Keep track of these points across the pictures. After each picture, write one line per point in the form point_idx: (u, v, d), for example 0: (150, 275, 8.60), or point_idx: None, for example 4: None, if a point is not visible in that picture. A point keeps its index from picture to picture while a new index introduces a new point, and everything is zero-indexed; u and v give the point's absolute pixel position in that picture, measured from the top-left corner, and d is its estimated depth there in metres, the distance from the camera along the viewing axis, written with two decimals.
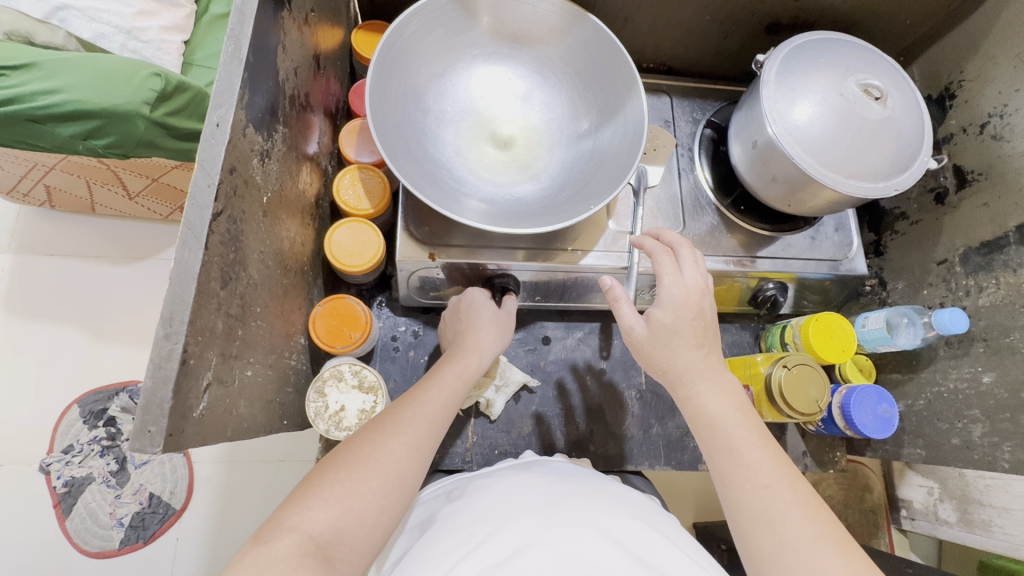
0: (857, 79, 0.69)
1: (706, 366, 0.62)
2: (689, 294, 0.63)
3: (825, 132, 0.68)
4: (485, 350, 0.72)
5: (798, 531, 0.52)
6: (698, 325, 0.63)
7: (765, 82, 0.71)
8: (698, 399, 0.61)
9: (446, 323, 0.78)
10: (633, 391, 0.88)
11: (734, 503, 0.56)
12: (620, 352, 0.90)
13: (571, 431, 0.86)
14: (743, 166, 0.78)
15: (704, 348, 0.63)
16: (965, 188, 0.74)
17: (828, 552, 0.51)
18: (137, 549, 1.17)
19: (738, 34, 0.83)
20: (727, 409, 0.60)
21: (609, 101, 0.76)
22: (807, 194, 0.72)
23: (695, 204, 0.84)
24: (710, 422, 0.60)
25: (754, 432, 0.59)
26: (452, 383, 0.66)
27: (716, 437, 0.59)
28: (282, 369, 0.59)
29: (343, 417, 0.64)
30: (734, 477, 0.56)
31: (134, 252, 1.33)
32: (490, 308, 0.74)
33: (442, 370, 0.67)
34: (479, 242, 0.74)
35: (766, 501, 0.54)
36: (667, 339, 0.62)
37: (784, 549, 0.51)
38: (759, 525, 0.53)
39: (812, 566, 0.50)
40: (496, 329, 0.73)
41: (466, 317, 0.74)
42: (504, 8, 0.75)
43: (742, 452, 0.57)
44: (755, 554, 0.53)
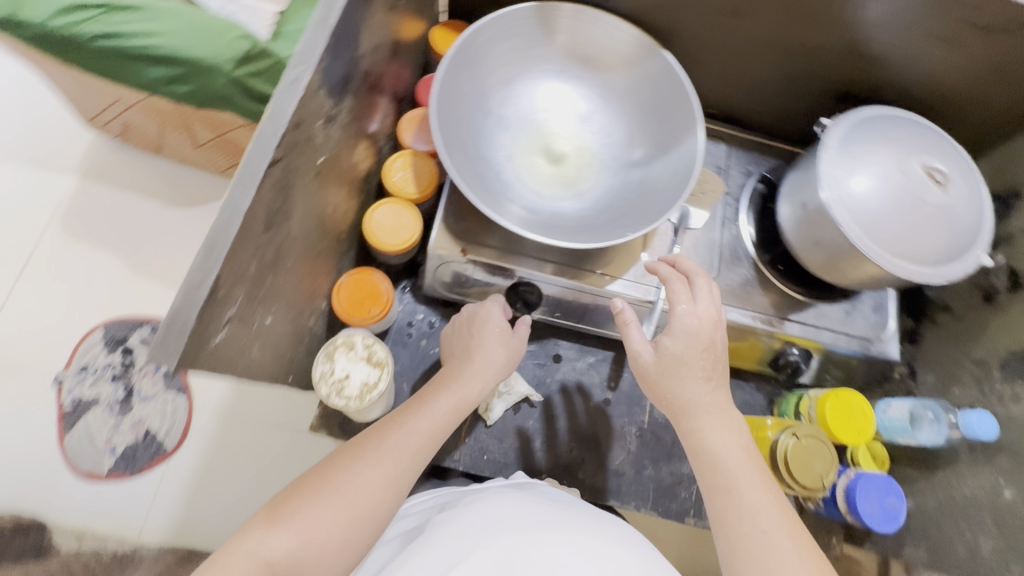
0: (921, 160, 0.68)
1: (711, 401, 0.61)
2: (700, 324, 0.62)
3: (876, 207, 0.67)
4: (488, 372, 0.72)
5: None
6: (707, 357, 0.62)
7: (826, 145, 0.71)
8: (702, 434, 0.60)
9: (453, 331, 0.78)
10: (633, 427, 0.87)
11: (726, 541, 0.54)
12: (628, 386, 0.88)
13: (564, 454, 0.84)
14: (790, 226, 0.77)
15: (712, 382, 0.62)
16: (1016, 291, 0.71)
17: None
18: (123, 480, 1.20)
19: (808, 97, 0.83)
20: (729, 444, 0.59)
21: (666, 136, 0.77)
22: (849, 265, 0.71)
23: (733, 254, 0.83)
24: (711, 456, 0.59)
25: (758, 474, 0.57)
26: (444, 411, 0.66)
27: (716, 474, 0.58)
28: (299, 327, 0.61)
29: (345, 385, 0.63)
30: (730, 516, 0.55)
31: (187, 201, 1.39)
32: (499, 325, 0.75)
33: (438, 396, 0.68)
34: (512, 247, 0.75)
35: (765, 548, 0.52)
36: (671, 368, 0.61)
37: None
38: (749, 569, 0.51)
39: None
40: (501, 348, 0.74)
41: (477, 332, 0.74)
42: (582, 29, 0.77)
43: (742, 493, 0.55)
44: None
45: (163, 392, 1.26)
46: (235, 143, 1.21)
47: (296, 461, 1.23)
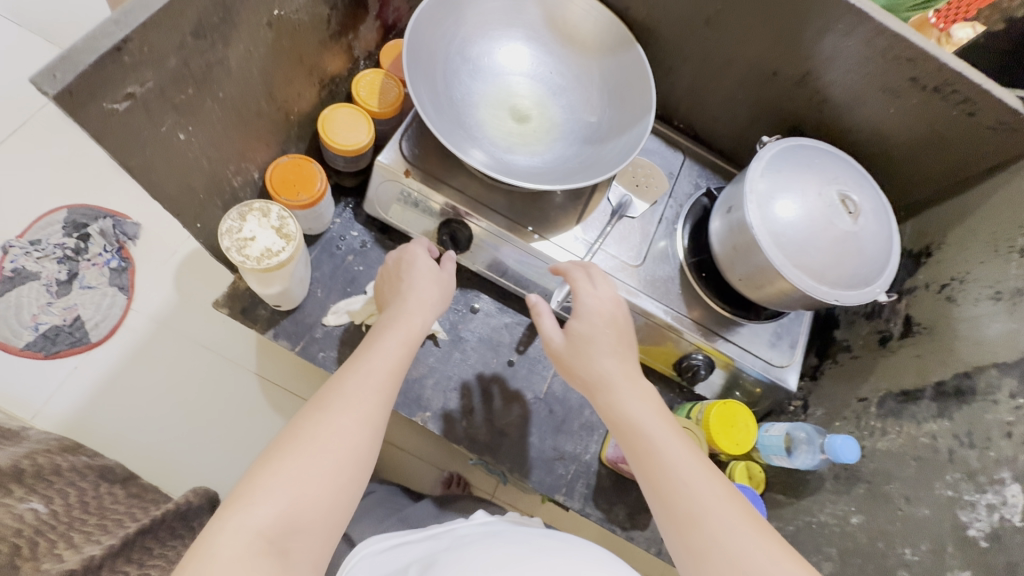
0: (840, 189, 0.72)
1: (623, 371, 0.64)
2: (602, 307, 0.67)
3: (790, 220, 0.71)
4: (425, 308, 0.70)
5: (724, 522, 0.52)
6: (614, 332, 0.66)
7: (759, 158, 0.75)
8: (618, 404, 0.62)
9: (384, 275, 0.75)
10: (529, 395, 0.87)
11: (660, 504, 0.55)
12: (535, 352, 0.89)
13: (454, 401, 0.84)
14: (718, 231, 0.80)
15: (620, 355, 0.65)
16: (906, 337, 0.74)
17: (757, 541, 0.51)
18: (35, 359, 1.18)
19: (763, 127, 0.88)
20: (638, 407, 0.61)
21: (623, 122, 0.81)
22: (759, 273, 0.74)
23: (662, 252, 0.86)
24: (627, 423, 0.61)
25: (675, 431, 0.60)
26: (395, 351, 0.64)
27: (635, 441, 0.59)
28: (217, 175, 0.63)
29: (248, 246, 0.64)
30: (653, 477, 0.57)
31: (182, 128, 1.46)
32: (425, 273, 0.73)
33: (386, 336, 0.66)
34: (454, 183, 0.80)
35: (692, 497, 0.54)
36: (581, 346, 0.66)
37: (707, 543, 0.51)
38: (684, 520, 0.53)
39: (738, 550, 0.50)
40: (434, 286, 0.72)
41: (406, 278, 0.73)
42: (571, 8, 0.83)
43: (663, 452, 0.57)
44: (686, 552, 0.53)
45: (106, 285, 1.26)
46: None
47: (214, 377, 1.23)
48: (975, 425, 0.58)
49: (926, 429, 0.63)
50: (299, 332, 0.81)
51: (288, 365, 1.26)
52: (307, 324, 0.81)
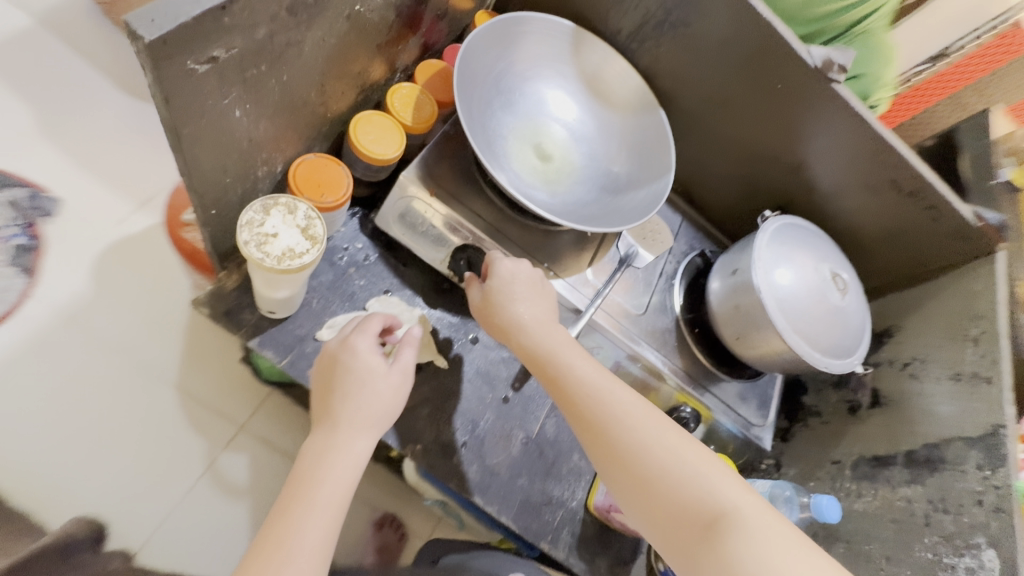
0: (831, 267, 0.80)
1: (534, 317, 0.76)
2: (515, 267, 0.78)
3: (792, 289, 0.77)
4: (379, 401, 0.66)
5: (631, 417, 0.69)
6: (528, 283, 0.78)
7: (764, 229, 0.81)
8: (529, 342, 0.74)
9: (326, 359, 0.68)
10: (522, 434, 0.84)
11: (580, 423, 0.70)
12: (530, 391, 0.87)
13: (446, 434, 0.79)
14: (719, 291, 0.84)
15: (530, 301, 0.77)
16: (874, 407, 0.82)
17: (661, 430, 0.67)
18: None
19: (755, 202, 0.97)
20: (544, 338, 0.74)
21: (643, 178, 0.85)
22: (757, 335, 0.79)
23: (661, 304, 0.90)
24: (539, 355, 0.73)
25: (578, 354, 0.75)
26: (347, 456, 0.63)
27: (547, 370, 0.73)
28: (247, 162, 0.57)
29: (269, 242, 0.58)
30: (568, 399, 0.71)
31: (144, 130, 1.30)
32: (373, 381, 0.66)
33: (336, 437, 0.64)
34: (477, 208, 0.82)
35: (602, 407, 0.69)
36: (496, 298, 0.76)
37: (614, 444, 0.67)
38: (598, 431, 0.68)
39: (643, 447, 0.66)
40: (384, 396, 0.67)
41: (349, 384, 0.66)
42: (605, 66, 0.87)
43: (573, 375, 0.72)
44: (604, 458, 0.68)
45: None
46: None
47: None
48: (947, 492, 0.65)
49: (901, 493, 0.70)
50: (288, 344, 0.73)
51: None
52: (298, 336, 0.74)
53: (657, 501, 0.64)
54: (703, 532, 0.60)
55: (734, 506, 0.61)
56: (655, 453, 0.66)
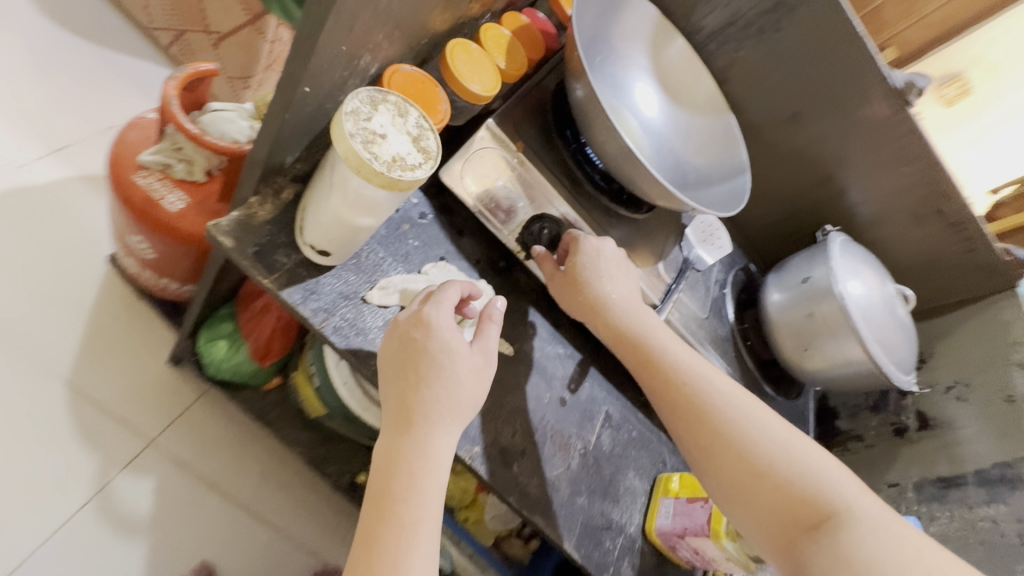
0: (895, 286, 0.80)
1: (624, 296, 0.69)
2: (603, 244, 0.70)
3: (867, 300, 0.75)
4: (466, 377, 0.52)
5: (729, 414, 0.62)
6: (618, 261, 0.70)
7: (833, 241, 0.80)
8: (617, 324, 0.67)
9: (395, 338, 0.52)
10: (580, 445, 0.72)
11: (674, 410, 0.64)
12: (585, 396, 0.75)
13: (505, 437, 0.65)
14: (785, 301, 0.81)
15: (618, 280, 0.69)
16: (924, 430, 0.82)
17: (765, 425, 0.61)
18: None
19: (794, 223, 0.99)
20: (635, 319, 0.68)
21: (719, 175, 0.82)
22: (832, 346, 0.76)
23: (718, 311, 0.85)
24: (629, 337, 0.67)
25: (672, 339, 0.69)
26: (434, 449, 0.49)
27: (638, 353, 0.66)
28: (355, 36, 0.43)
29: (375, 143, 0.44)
30: (659, 385, 0.65)
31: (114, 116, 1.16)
32: (455, 366, 0.51)
33: (418, 429, 0.49)
34: (556, 179, 0.73)
35: (697, 397, 0.63)
36: (582, 274, 0.67)
37: (715, 437, 0.61)
38: (694, 421, 0.63)
39: (748, 440, 0.60)
40: (467, 383, 0.52)
41: (425, 370, 0.50)
42: (684, 62, 0.85)
43: (665, 363, 0.66)
44: (697, 449, 0.62)
45: None
46: (206, 16, 1.19)
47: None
48: None
49: (982, 514, 0.69)
50: (329, 303, 0.56)
51: (128, 384, 0.97)
52: (343, 295, 0.57)
53: (768, 499, 0.57)
54: (813, 531, 0.53)
55: (853, 504, 0.54)
56: (763, 445, 0.59)
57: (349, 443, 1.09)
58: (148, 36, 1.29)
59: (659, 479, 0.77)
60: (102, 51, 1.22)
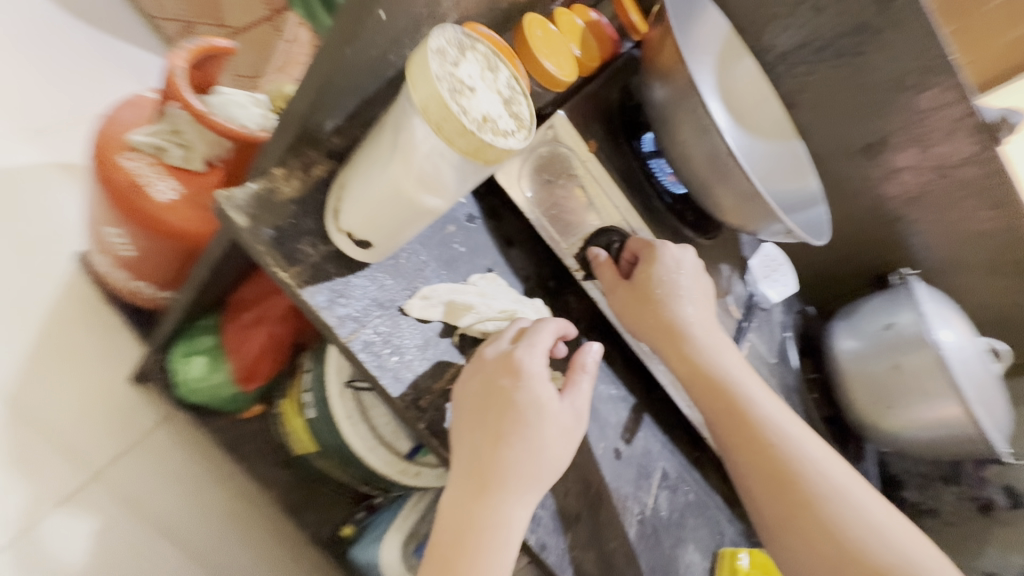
0: (988, 340, 0.71)
1: (699, 322, 0.57)
2: (682, 255, 0.58)
3: (964, 354, 0.66)
4: (552, 438, 0.44)
5: (818, 482, 0.50)
6: (698, 281, 0.59)
7: (918, 288, 0.72)
8: (692, 355, 0.55)
9: (476, 378, 0.45)
10: (637, 510, 0.59)
11: (753, 468, 0.52)
12: (640, 449, 0.63)
13: (557, 497, 0.52)
14: (863, 349, 0.72)
15: (698, 304, 0.58)
16: (1017, 508, 0.71)
17: (862, 502, 0.49)
18: None
19: (853, 267, 0.91)
20: (715, 353, 0.56)
21: (792, 205, 0.73)
22: (923, 405, 0.66)
23: (784, 358, 0.75)
24: (709, 375, 0.55)
25: (755, 379, 0.56)
26: (508, 517, 0.42)
27: (716, 396, 0.54)
28: None
29: (463, 96, 0.33)
30: (739, 437, 0.53)
31: (94, 97, 1.03)
32: (545, 429, 0.44)
33: (492, 494, 0.42)
34: (626, 190, 0.62)
35: (781, 456, 0.51)
36: (654, 289, 0.56)
37: (803, 507, 0.49)
38: (778, 484, 0.50)
39: (845, 520, 0.48)
40: (556, 447, 0.44)
41: (509, 427, 0.43)
42: (751, 83, 0.78)
43: (747, 409, 0.53)
44: (775, 518, 0.50)
45: None
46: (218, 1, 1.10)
47: None
48: None
49: None
50: (360, 312, 0.44)
51: (77, 400, 0.81)
52: (377, 303, 0.45)
53: None
54: None
55: None
56: (859, 531, 0.47)
57: (334, 489, 0.94)
58: (151, 23, 1.18)
59: (720, 554, 0.64)
60: (99, 31, 1.10)
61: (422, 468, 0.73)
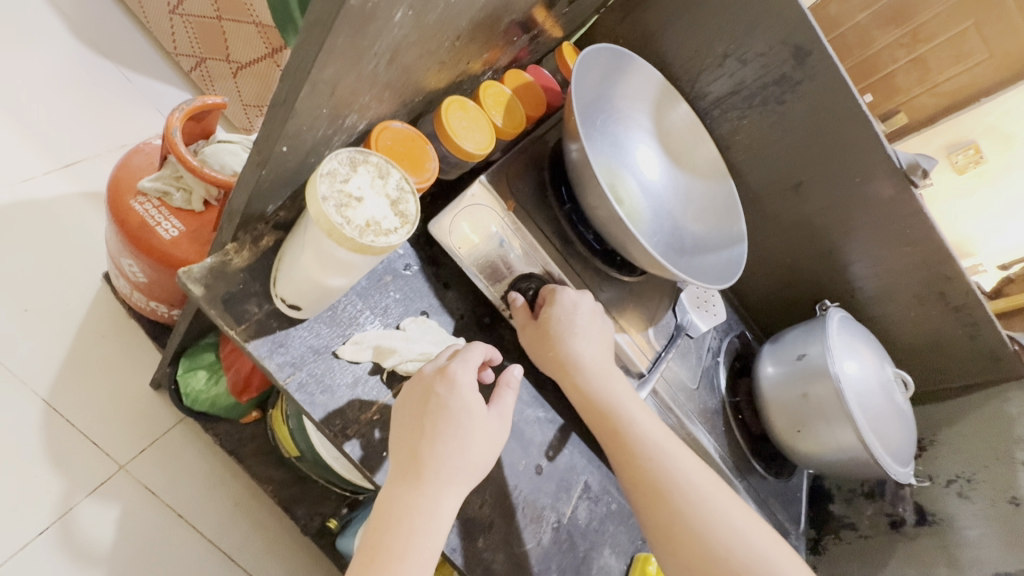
0: (894, 369, 0.77)
1: (594, 356, 0.64)
2: (579, 296, 0.65)
3: (864, 382, 0.72)
4: (477, 437, 0.55)
5: (689, 495, 0.58)
6: (595, 318, 0.66)
7: (831, 319, 0.78)
8: (584, 386, 0.62)
9: (416, 389, 0.55)
10: (553, 518, 0.68)
11: (635, 485, 0.59)
12: (563, 465, 0.72)
13: (471, 508, 0.61)
14: (780, 376, 0.78)
15: (596, 339, 0.65)
16: (923, 525, 0.77)
17: (728, 509, 0.58)
18: None
19: (795, 293, 0.96)
20: (605, 383, 0.63)
21: (714, 243, 0.80)
22: (826, 430, 0.72)
23: (709, 383, 0.82)
24: (597, 403, 0.62)
25: (641, 406, 0.63)
26: (440, 501, 0.52)
27: (604, 422, 0.61)
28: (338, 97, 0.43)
29: (350, 206, 0.43)
30: (625, 457, 0.60)
31: (119, 133, 1.17)
32: (473, 429, 0.55)
33: (427, 482, 0.52)
34: (549, 239, 0.71)
35: (660, 473, 0.59)
36: (553, 328, 0.63)
37: (673, 517, 0.56)
38: (652, 497, 0.58)
39: (708, 527, 0.56)
40: (478, 448, 0.55)
41: (443, 427, 0.53)
42: (686, 127, 0.85)
43: (632, 433, 0.61)
44: (653, 528, 0.57)
45: None
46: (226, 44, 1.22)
47: None
48: None
49: None
50: (297, 357, 0.54)
51: (104, 403, 0.95)
52: (312, 349, 0.55)
53: None
54: None
55: None
56: (721, 538, 0.55)
57: (321, 487, 1.05)
58: (171, 61, 1.32)
59: (637, 558, 0.73)
60: (124, 72, 1.24)
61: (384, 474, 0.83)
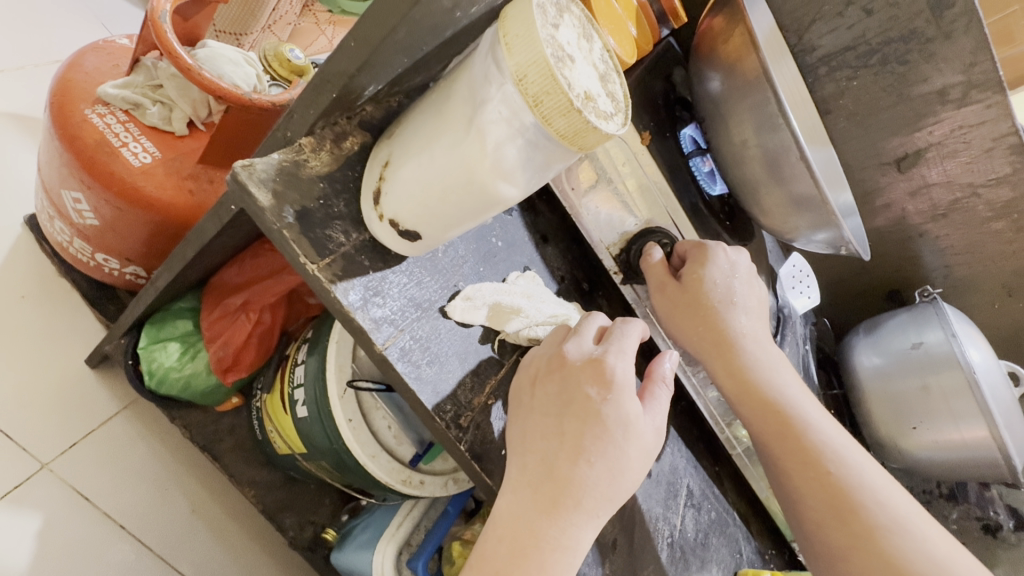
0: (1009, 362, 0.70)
1: (752, 335, 0.53)
2: (732, 265, 0.53)
3: (993, 376, 0.65)
4: (634, 458, 0.38)
5: (881, 513, 0.46)
6: (751, 290, 0.54)
7: (946, 308, 0.70)
8: (743, 370, 0.51)
9: (556, 379, 0.39)
10: (667, 533, 0.55)
11: (809, 496, 0.48)
12: (669, 467, 0.59)
13: None
14: (889, 368, 0.70)
15: (751, 316, 0.54)
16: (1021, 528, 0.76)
17: (927, 533, 0.46)
18: None
19: (868, 279, 0.90)
20: (768, 370, 0.52)
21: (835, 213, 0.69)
22: (951, 427, 0.64)
23: (806, 373, 0.72)
24: (760, 392, 0.51)
25: (810, 403, 0.52)
26: (574, 537, 0.36)
27: (769, 416, 0.50)
28: None
29: (566, 68, 0.27)
30: (794, 462, 0.49)
31: (45, 37, 0.88)
32: (629, 451, 0.38)
33: (561, 510, 0.36)
34: (670, 190, 0.57)
35: (842, 484, 0.48)
36: (707, 296, 0.51)
37: (863, 540, 0.46)
38: (837, 515, 0.47)
39: (909, 554, 0.44)
40: (636, 472, 0.39)
41: (595, 443, 0.37)
42: (790, 82, 0.74)
43: (801, 433, 0.50)
44: (834, 548, 0.47)
45: None
46: None
47: None
48: None
49: None
50: (395, 313, 0.38)
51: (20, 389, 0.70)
52: (414, 303, 0.39)
53: None
54: None
55: None
56: (925, 565, 0.44)
57: (317, 491, 0.86)
58: None
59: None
60: None
61: (427, 477, 0.66)
